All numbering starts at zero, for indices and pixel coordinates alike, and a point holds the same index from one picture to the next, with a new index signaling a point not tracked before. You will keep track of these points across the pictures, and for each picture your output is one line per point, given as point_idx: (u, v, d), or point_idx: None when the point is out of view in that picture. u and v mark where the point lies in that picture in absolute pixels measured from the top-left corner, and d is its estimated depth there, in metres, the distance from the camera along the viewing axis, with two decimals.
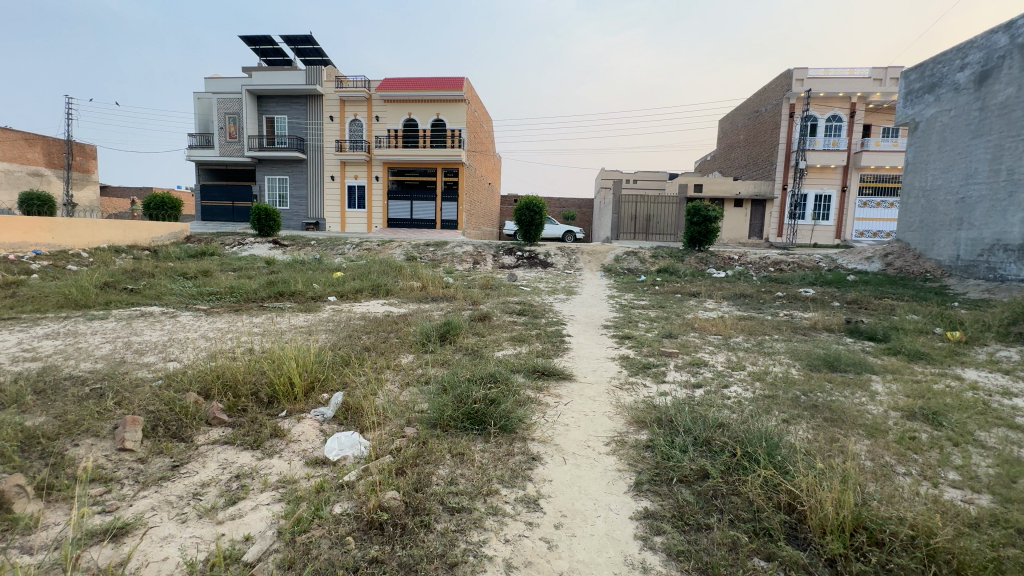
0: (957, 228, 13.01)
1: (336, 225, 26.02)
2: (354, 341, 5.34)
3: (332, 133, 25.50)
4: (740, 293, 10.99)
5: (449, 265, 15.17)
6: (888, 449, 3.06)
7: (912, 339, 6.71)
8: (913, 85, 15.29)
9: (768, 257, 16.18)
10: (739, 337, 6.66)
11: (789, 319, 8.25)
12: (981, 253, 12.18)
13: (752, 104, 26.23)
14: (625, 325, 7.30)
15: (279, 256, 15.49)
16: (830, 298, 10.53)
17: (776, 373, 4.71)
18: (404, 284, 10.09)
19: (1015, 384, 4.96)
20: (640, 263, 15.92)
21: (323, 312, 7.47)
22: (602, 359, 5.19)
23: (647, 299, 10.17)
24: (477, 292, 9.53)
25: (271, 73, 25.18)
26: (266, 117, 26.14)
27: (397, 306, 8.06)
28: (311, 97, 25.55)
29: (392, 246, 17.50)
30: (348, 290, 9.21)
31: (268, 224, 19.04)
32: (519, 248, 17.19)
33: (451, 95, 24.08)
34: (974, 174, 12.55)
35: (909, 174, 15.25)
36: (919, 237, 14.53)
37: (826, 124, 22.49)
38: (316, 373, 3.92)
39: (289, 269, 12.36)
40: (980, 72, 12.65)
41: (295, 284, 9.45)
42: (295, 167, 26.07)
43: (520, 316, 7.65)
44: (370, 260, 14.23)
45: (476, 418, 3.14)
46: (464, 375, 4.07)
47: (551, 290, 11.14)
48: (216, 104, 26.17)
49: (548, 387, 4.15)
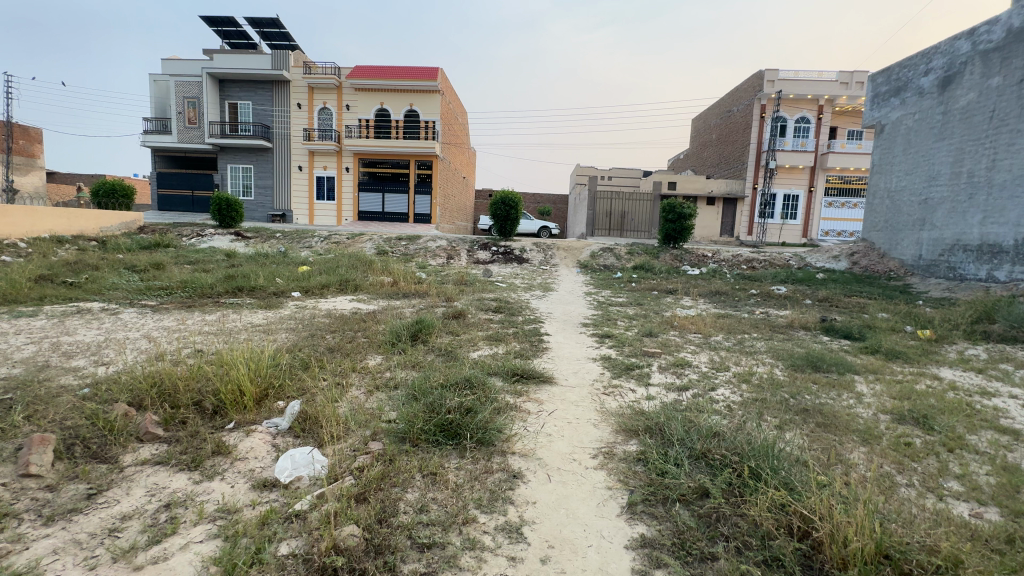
0: (919, 228, 13.42)
1: (304, 217, 25.04)
2: (317, 342, 4.93)
3: (300, 121, 24.47)
4: (716, 290, 10.99)
5: (421, 260, 14.70)
6: (887, 457, 2.91)
7: (886, 338, 6.74)
8: (880, 88, 15.68)
9: (741, 255, 16.35)
10: (719, 335, 6.55)
11: (765, 317, 8.22)
12: (941, 253, 12.59)
13: (724, 104, 26.60)
14: (604, 323, 7.09)
15: (241, 249, 14.68)
16: (802, 295, 10.64)
17: (761, 374, 4.57)
18: (374, 279, 9.63)
19: (990, 384, 4.98)
20: (616, 260, 15.85)
21: (285, 308, 6.97)
22: (583, 360, 4.94)
23: (624, 296, 10.02)
24: (451, 288, 9.17)
25: (234, 56, 23.92)
26: (228, 103, 24.86)
27: (366, 303, 7.62)
28: (277, 83, 24.43)
29: (362, 240, 16.85)
30: (314, 285, 8.69)
31: (229, 214, 18.05)
32: (493, 243, 16.86)
33: (425, 85, 23.42)
34: (936, 176, 12.95)
35: (874, 175, 15.67)
36: (884, 237, 14.94)
37: (795, 125, 22.96)
38: (270, 379, 3.52)
39: (251, 262, 11.67)
40: (943, 77, 13.02)
41: (256, 279, 8.85)
42: (259, 156, 24.93)
43: (496, 313, 7.34)
44: (338, 253, 13.64)
45: (450, 429, 2.82)
46: (437, 379, 3.73)
47: (527, 286, 10.87)
48: (174, 87, 24.73)
49: (527, 391, 3.87)
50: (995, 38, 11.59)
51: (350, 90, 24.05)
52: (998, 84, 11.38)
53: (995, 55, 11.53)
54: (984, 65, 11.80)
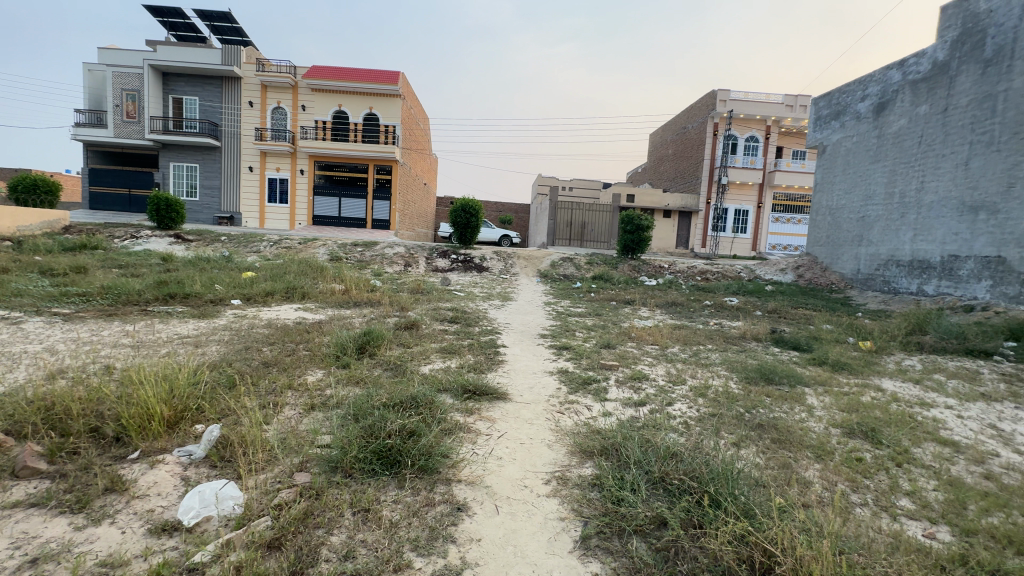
0: (858, 244, 14.23)
1: (254, 220, 23.83)
2: (252, 356, 4.51)
3: (251, 120, 23.36)
4: (672, 301, 11.16)
5: (377, 267, 14.20)
6: (840, 474, 2.88)
7: (832, 349, 6.97)
8: (822, 111, 16.62)
9: (695, 266, 16.81)
10: (675, 347, 6.56)
11: (719, 328, 8.36)
12: (877, 268, 13.36)
13: (680, 120, 27.56)
14: (563, 334, 6.97)
15: (180, 252, 13.69)
16: (753, 307, 10.96)
17: (716, 388, 4.54)
18: (324, 286, 9.15)
19: (928, 395, 5.18)
20: (576, 270, 15.91)
21: (221, 318, 6.43)
22: (539, 374, 4.75)
23: (583, 306, 9.99)
24: (406, 297, 8.82)
25: (179, 49, 22.60)
26: (172, 97, 23.43)
27: (313, 312, 7.17)
28: (227, 79, 23.25)
29: (314, 245, 16.14)
30: (257, 292, 8.12)
31: (169, 215, 16.87)
32: (453, 251, 16.57)
33: (385, 89, 22.93)
34: (872, 196, 13.79)
35: (817, 193, 16.54)
36: (826, 251, 15.74)
37: (745, 144, 24.03)
38: (187, 400, 3.12)
39: (190, 266, 10.86)
40: (878, 103, 13.92)
41: (192, 285, 8.19)
42: (206, 155, 23.59)
43: (452, 324, 7.07)
44: (288, 259, 12.95)
45: (390, 457, 2.55)
46: (381, 397, 3.44)
47: (486, 295, 10.64)
48: (111, 77, 23.08)
49: (479, 409, 3.64)
50: (922, 69, 12.49)
51: (306, 90, 23.20)
52: (925, 112, 12.25)
53: (922, 84, 12.42)
54: (913, 93, 12.69)
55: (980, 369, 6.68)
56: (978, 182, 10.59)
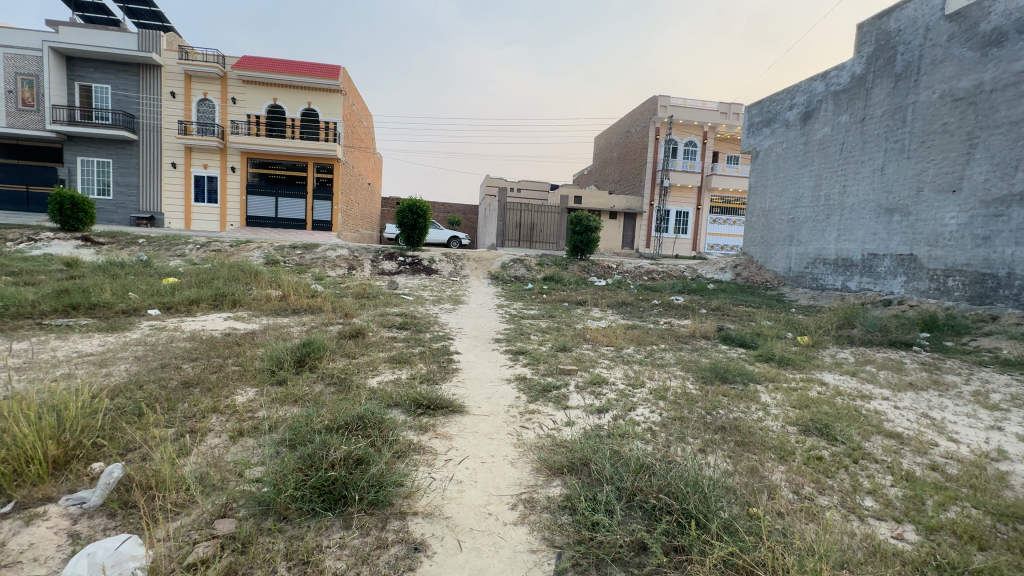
0: (788, 243, 15.13)
1: (178, 221, 21.89)
2: (170, 375, 3.95)
3: (174, 112, 21.47)
4: (622, 301, 11.31)
5: (318, 270, 13.40)
6: (804, 475, 2.86)
7: (775, 345, 7.25)
8: (754, 119, 17.56)
9: (642, 266, 17.23)
10: (630, 348, 6.55)
11: (669, 327, 8.48)
12: (806, 266, 14.25)
13: (623, 124, 28.33)
14: (518, 338, 6.77)
15: (87, 257, 12.22)
16: (698, 305, 11.33)
17: (675, 390, 4.51)
18: (258, 292, 8.42)
19: (865, 386, 5.43)
20: (527, 271, 15.83)
21: (135, 331, 5.68)
22: (496, 382, 4.51)
23: (536, 308, 9.87)
24: (350, 302, 8.30)
25: (87, 31, 20.36)
26: (79, 85, 21.07)
27: (245, 321, 6.52)
28: (144, 67, 21.24)
29: (248, 248, 15.01)
30: (180, 301, 7.32)
31: (75, 215, 15.07)
32: (400, 253, 15.97)
33: (325, 83, 21.83)
34: (801, 198, 14.71)
35: (751, 196, 17.45)
36: (760, 251, 16.64)
37: (684, 148, 25.04)
38: (81, 434, 2.62)
39: (99, 273, 9.68)
40: (804, 112, 14.87)
41: (99, 293, 7.24)
42: (120, 149, 21.41)
43: (401, 330, 6.67)
44: (217, 263, 11.90)
45: (334, 492, 2.22)
46: (322, 419, 3.06)
47: (436, 299, 10.27)
48: (3, 60, 20.44)
49: (433, 425, 3.34)
50: (843, 81, 13.45)
51: (236, 82, 21.63)
52: (846, 120, 13.19)
53: (843, 95, 13.38)
54: (835, 104, 13.64)
55: (904, 359, 7.16)
56: (893, 186, 11.51)
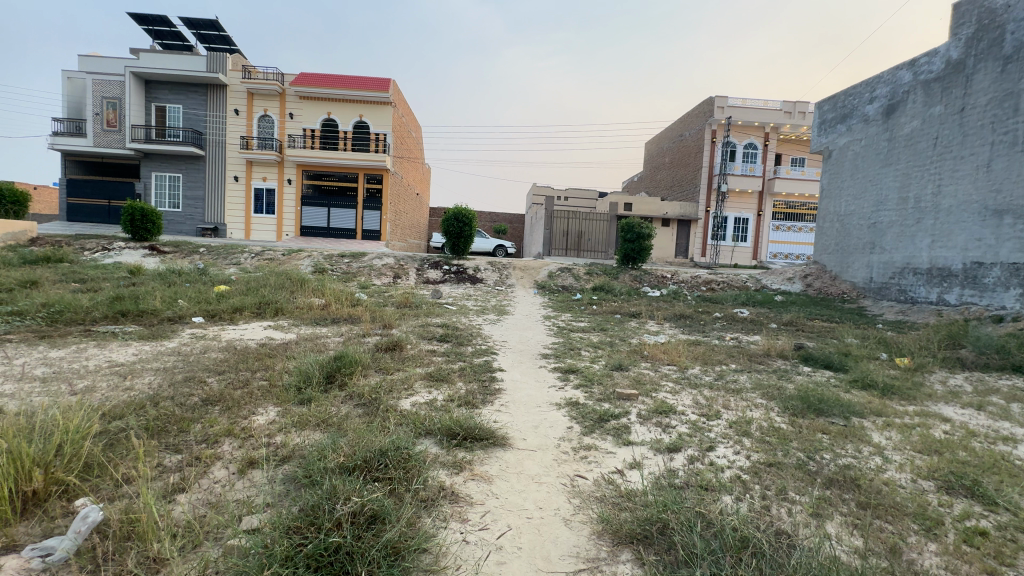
0: (869, 251, 13.58)
1: (239, 231, 22.92)
2: (192, 391, 3.65)
3: (237, 129, 22.61)
4: (680, 313, 10.44)
5: (364, 279, 13.37)
6: (971, 562, 2.09)
7: (868, 368, 6.19)
8: (826, 115, 16.10)
9: (700, 276, 16.09)
10: (695, 367, 5.78)
11: (737, 344, 7.53)
12: (892, 276, 12.68)
13: (677, 128, 27.13)
14: (567, 353, 6.15)
15: (151, 265, 12.78)
16: (766, 319, 10.24)
17: (762, 424, 3.74)
18: (301, 300, 8.31)
19: (1000, 425, 4.36)
20: (575, 281, 15.15)
21: (174, 339, 5.56)
22: (544, 408, 3.92)
23: (586, 320, 9.22)
24: (392, 312, 8.03)
25: (162, 56, 21.83)
26: (155, 105, 22.63)
27: (284, 331, 6.32)
28: (212, 87, 22.51)
29: (299, 256, 15.31)
30: (224, 309, 7.28)
31: (144, 226, 15.93)
32: (446, 261, 15.79)
33: (376, 96, 22.27)
34: (884, 201, 13.18)
35: (824, 199, 15.95)
36: (835, 259, 15.10)
37: (743, 151, 23.56)
38: (67, 464, 2.29)
39: (159, 280, 10.02)
40: (887, 105, 13.39)
41: (150, 300, 7.31)
42: (189, 164, 22.75)
43: (441, 343, 6.22)
44: (268, 271, 12.12)
45: (336, 566, 1.73)
46: (338, 453, 2.58)
47: (480, 309, 9.86)
48: (92, 85, 22.37)
49: (469, 463, 2.81)
50: (936, 68, 11.94)
51: (293, 98, 22.48)
52: (940, 112, 11.68)
53: (936, 84, 11.87)
54: (926, 94, 12.14)
55: None
56: (1002, 184, 9.97)
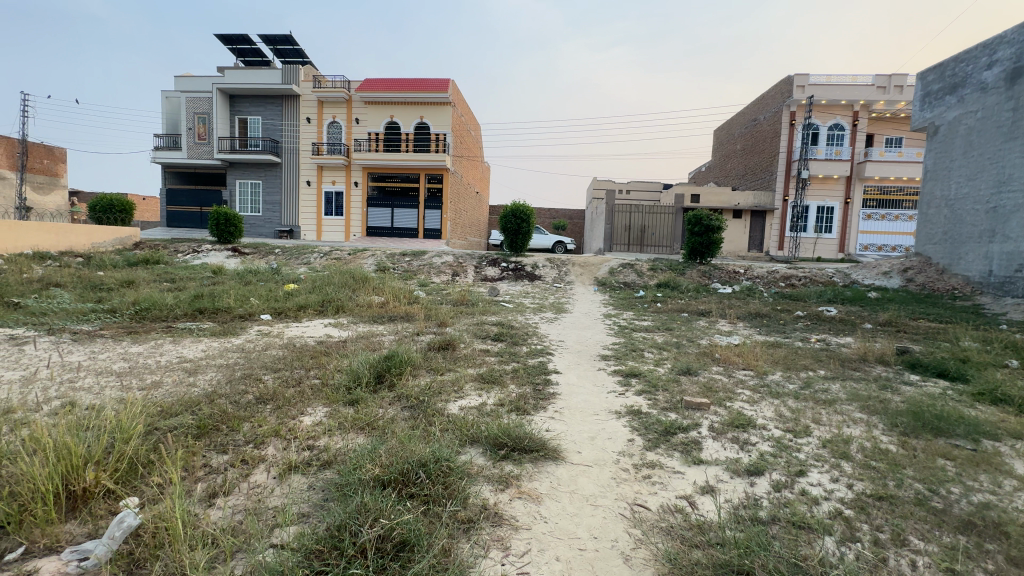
0: (988, 240, 11.73)
1: (312, 233, 24.27)
2: (246, 389, 3.69)
3: (309, 136, 23.92)
4: (755, 311, 9.55)
5: (423, 277, 13.56)
6: None
7: (995, 378, 5.22)
8: (931, 86, 14.17)
9: (777, 271, 14.77)
10: (775, 373, 5.15)
11: (825, 347, 6.69)
12: (1018, 269, 10.86)
13: (750, 112, 25.25)
14: (628, 355, 5.72)
15: (232, 266, 13.74)
16: (858, 318, 9.13)
17: (865, 446, 3.16)
18: (361, 298, 8.48)
19: None
20: (638, 277, 14.44)
21: (241, 336, 5.80)
22: (602, 416, 3.58)
23: (649, 319, 8.66)
24: (448, 310, 7.97)
25: (244, 71, 23.55)
26: (238, 118, 24.48)
27: (342, 329, 6.42)
28: (286, 98, 23.98)
29: (363, 256, 15.83)
30: (289, 307, 7.57)
31: (227, 229, 17.24)
32: (504, 258, 15.68)
33: (436, 97, 22.64)
34: (1007, 181, 11.33)
35: (929, 182, 14.05)
36: (943, 251, 13.24)
37: (827, 133, 21.43)
38: (115, 462, 2.30)
39: (237, 279, 10.72)
40: (1011, 69, 11.49)
41: (225, 299, 7.76)
42: (268, 171, 24.40)
43: (495, 343, 6.03)
44: (334, 270, 12.60)
45: None
46: (376, 462, 2.42)
47: (537, 306, 9.61)
48: (186, 103, 24.63)
49: (516, 479, 2.54)
50: None
51: (359, 104, 23.41)
52: None
53: None
54: None
55: None
56: None
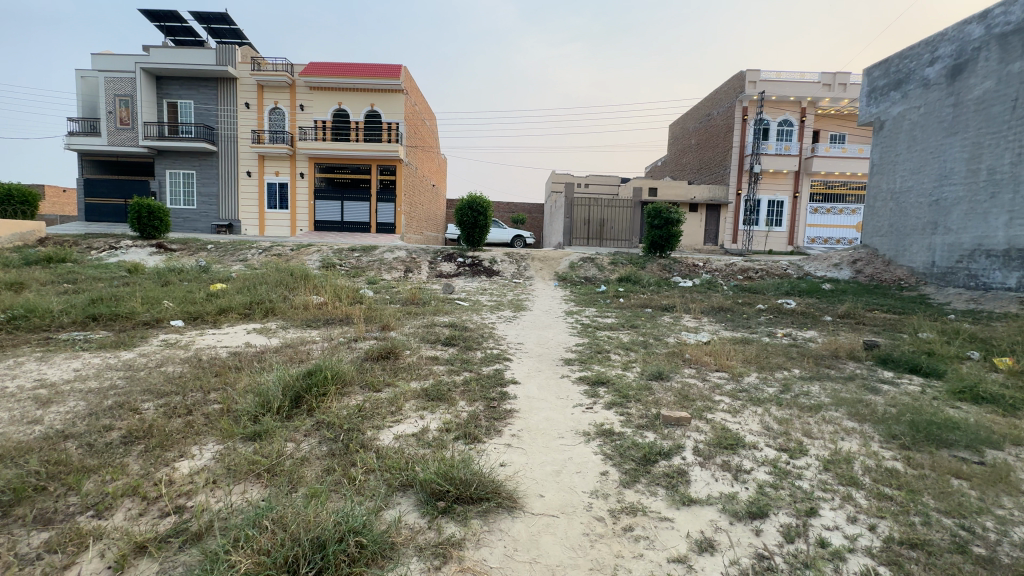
0: (931, 232, 12.10)
1: (253, 227, 22.55)
2: (108, 426, 2.81)
3: (248, 123, 22.13)
4: (719, 305, 9.32)
5: (373, 274, 12.64)
6: None
7: (963, 371, 5.06)
8: (877, 83, 14.52)
9: (734, 263, 14.80)
10: (750, 375, 4.76)
11: (793, 342, 6.43)
12: (960, 259, 11.23)
13: (704, 107, 25.59)
14: (594, 359, 5.17)
15: (154, 263, 12.28)
16: (818, 311, 9.07)
17: (869, 466, 2.72)
18: (297, 299, 7.53)
19: None
20: (599, 271, 14.06)
21: (138, 348, 4.81)
22: (570, 440, 2.97)
23: (613, 316, 8.21)
24: (395, 311, 7.17)
25: (172, 50, 21.44)
26: (167, 102, 22.28)
27: (267, 336, 5.52)
28: (221, 81, 22.05)
29: (308, 251, 14.63)
30: (208, 311, 6.56)
31: (150, 223, 15.53)
32: (460, 253, 14.91)
33: (387, 84, 21.45)
34: (948, 174, 11.69)
35: (874, 175, 14.44)
36: (888, 242, 13.64)
37: (777, 128, 21.91)
38: None
39: (154, 279, 9.40)
40: (952, 66, 11.85)
41: (130, 303, 6.64)
42: (202, 161, 22.43)
43: (445, 348, 5.33)
44: (272, 267, 11.44)
45: None
46: (257, 540, 1.71)
47: (494, 304, 8.97)
48: (105, 84, 22.23)
49: (458, 548, 1.90)
50: (1014, 19, 10.40)
51: (303, 89, 21.84)
52: (1019, 69, 10.18)
53: (1014, 37, 10.35)
54: (1002, 49, 10.62)
55: None
56: None
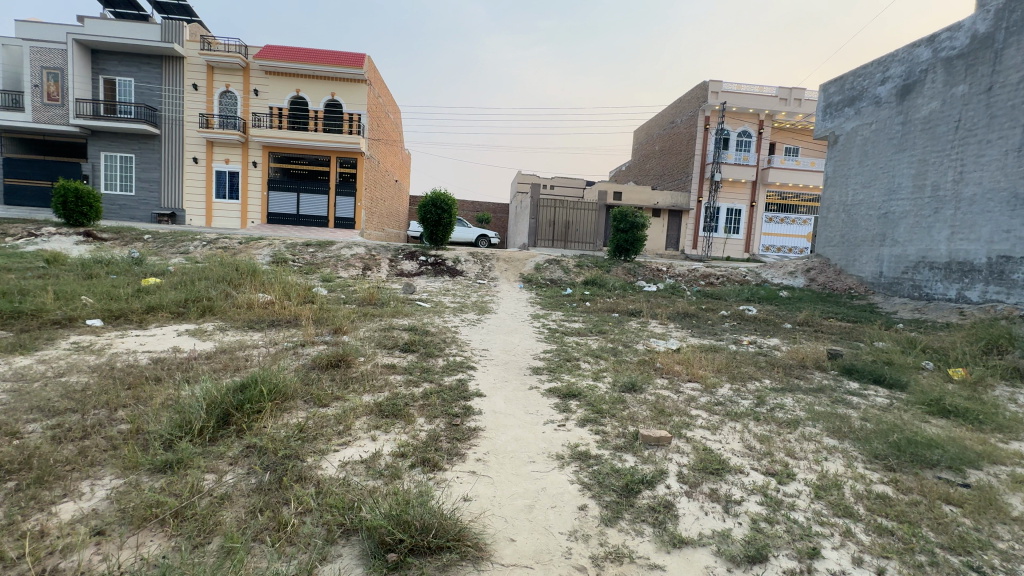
0: (880, 243, 12.65)
1: (199, 218, 21.07)
2: None
3: (196, 105, 20.63)
4: (684, 311, 9.30)
5: (329, 271, 11.93)
6: None
7: (923, 382, 5.11)
8: (832, 98, 15.09)
9: (697, 269, 15.00)
10: (723, 386, 4.60)
11: (759, 351, 6.40)
12: (905, 270, 11.77)
13: (668, 115, 26.04)
14: (563, 368, 4.87)
15: (80, 254, 11.09)
16: (778, 318, 9.21)
17: (861, 492, 2.54)
18: (241, 297, 6.85)
19: None
20: (564, 273, 13.88)
21: (38, 353, 4.10)
22: (544, 466, 2.64)
23: (580, 320, 7.99)
24: (350, 312, 6.63)
25: (110, 22, 19.69)
26: (103, 78, 20.46)
27: (201, 339, 4.91)
28: (166, 59, 20.45)
29: (258, 245, 13.68)
30: (134, 309, 5.83)
31: (78, 208, 14.10)
32: (423, 252, 14.36)
33: (349, 73, 20.54)
34: (896, 189, 12.23)
35: (828, 188, 15.00)
36: (840, 252, 14.19)
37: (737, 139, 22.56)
38: None
39: (76, 271, 8.40)
40: (902, 86, 12.41)
41: (39, 298, 5.80)
42: (143, 144, 20.75)
43: (403, 355, 4.89)
44: (216, 261, 10.55)
45: None
46: None
47: (458, 306, 8.56)
48: (30, 54, 20.16)
49: None
50: (959, 44, 10.96)
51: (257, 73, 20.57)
52: (963, 92, 10.73)
53: (959, 61, 10.91)
54: (947, 73, 11.19)
55: None
56: None
